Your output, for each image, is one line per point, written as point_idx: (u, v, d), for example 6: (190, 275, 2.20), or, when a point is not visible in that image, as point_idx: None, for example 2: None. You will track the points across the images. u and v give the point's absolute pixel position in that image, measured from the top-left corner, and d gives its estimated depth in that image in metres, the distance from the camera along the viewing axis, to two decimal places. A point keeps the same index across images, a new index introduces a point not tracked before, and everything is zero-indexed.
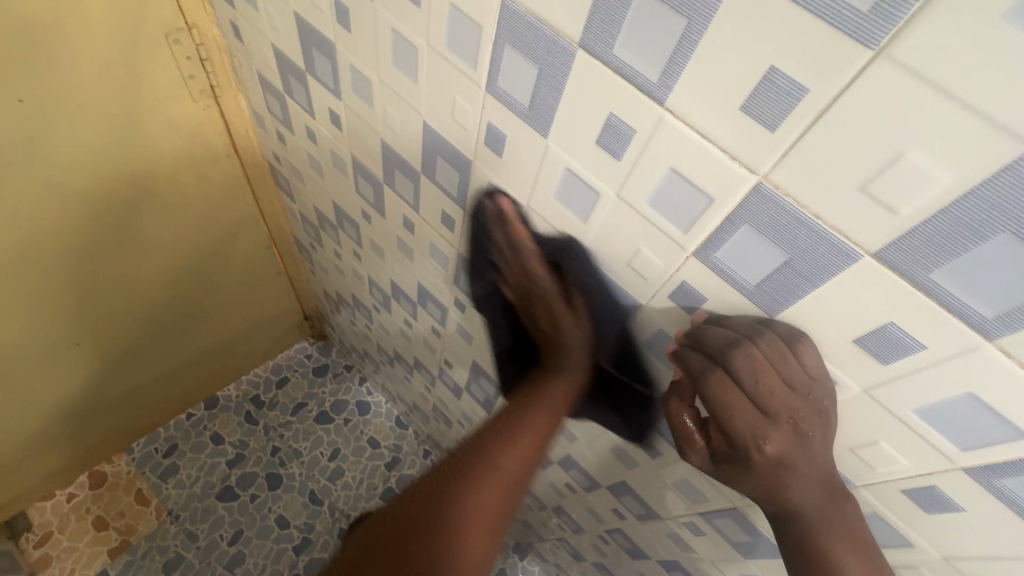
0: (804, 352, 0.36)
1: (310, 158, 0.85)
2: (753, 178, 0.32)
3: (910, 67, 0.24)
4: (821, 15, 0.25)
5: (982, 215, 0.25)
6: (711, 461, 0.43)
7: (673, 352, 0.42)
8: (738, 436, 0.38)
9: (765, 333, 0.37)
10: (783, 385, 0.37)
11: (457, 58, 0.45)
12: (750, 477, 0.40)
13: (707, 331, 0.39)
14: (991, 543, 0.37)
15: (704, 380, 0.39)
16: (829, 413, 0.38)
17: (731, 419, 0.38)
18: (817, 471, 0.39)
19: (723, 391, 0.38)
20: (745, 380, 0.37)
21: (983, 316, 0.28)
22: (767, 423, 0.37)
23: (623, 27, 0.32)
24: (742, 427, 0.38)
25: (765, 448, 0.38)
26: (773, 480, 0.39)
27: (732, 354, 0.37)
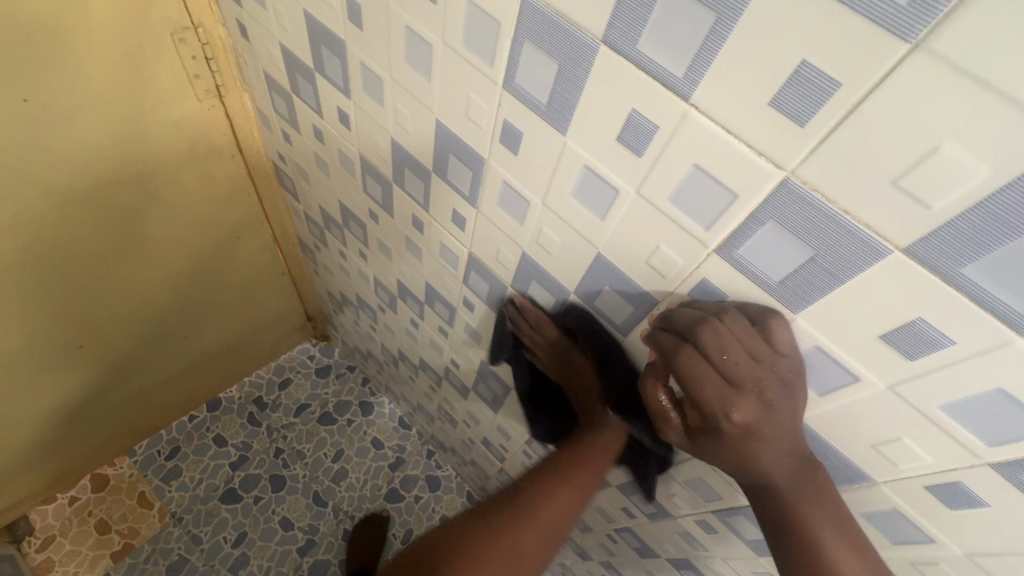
0: (773, 326, 0.38)
1: (316, 158, 0.85)
2: (780, 174, 0.32)
3: (948, 59, 0.23)
4: (857, 9, 0.24)
5: (1017, 210, 0.25)
6: (687, 436, 0.45)
7: (647, 334, 0.44)
8: (708, 407, 0.40)
9: (730, 311, 0.39)
10: (748, 357, 0.38)
11: (474, 55, 0.44)
12: (723, 448, 0.42)
13: (676, 312, 0.42)
14: (1015, 539, 0.37)
15: (671, 357, 0.41)
16: (795, 383, 0.39)
17: (697, 391, 0.40)
18: (786, 439, 0.41)
19: (690, 365, 0.40)
20: (709, 353, 0.39)
21: (1014, 312, 0.28)
22: (734, 393, 0.39)
23: (648, 23, 0.32)
24: (711, 397, 0.40)
25: (734, 417, 0.39)
26: (742, 448, 0.40)
27: (699, 329, 0.39)
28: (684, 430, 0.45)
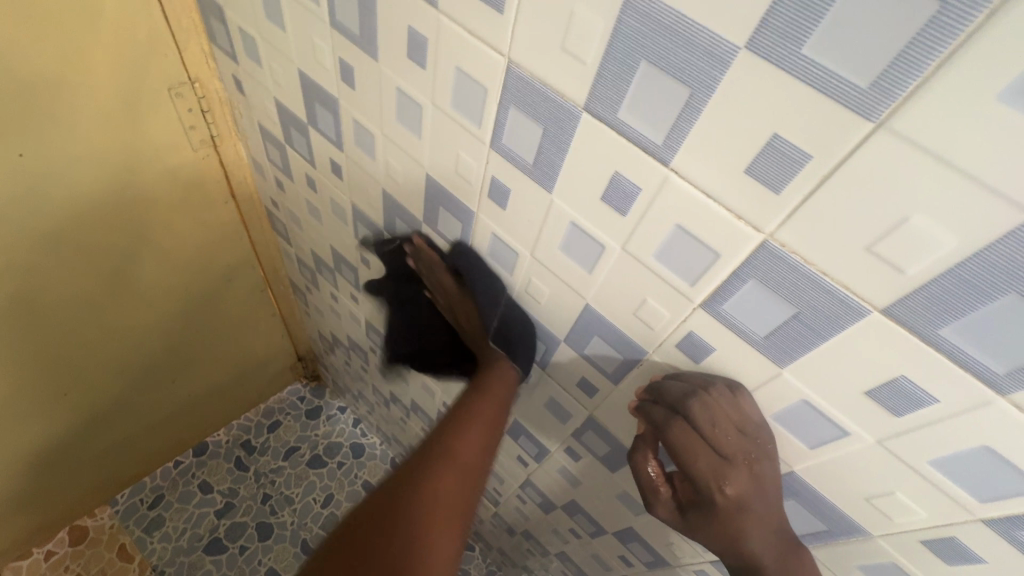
0: (747, 401, 0.41)
1: (309, 205, 0.86)
2: (760, 236, 0.33)
3: (911, 137, 0.25)
4: (822, 90, 0.26)
5: (987, 278, 0.26)
6: (678, 511, 0.46)
7: (637, 406, 0.47)
8: (700, 478, 0.42)
9: (715, 384, 0.41)
10: (737, 430, 0.41)
11: (463, 117, 0.46)
12: (715, 525, 0.43)
13: (666, 385, 0.44)
14: None
15: (666, 428, 0.44)
16: (774, 452, 0.42)
17: (688, 462, 0.43)
18: (772, 516, 0.43)
19: (682, 438, 0.43)
20: (701, 427, 0.41)
21: (994, 372, 0.28)
22: (725, 465, 0.41)
23: (628, 94, 0.33)
24: (703, 470, 0.42)
25: (726, 489, 0.42)
26: (733, 523, 0.42)
27: (691, 403, 0.41)
28: (675, 504, 0.46)
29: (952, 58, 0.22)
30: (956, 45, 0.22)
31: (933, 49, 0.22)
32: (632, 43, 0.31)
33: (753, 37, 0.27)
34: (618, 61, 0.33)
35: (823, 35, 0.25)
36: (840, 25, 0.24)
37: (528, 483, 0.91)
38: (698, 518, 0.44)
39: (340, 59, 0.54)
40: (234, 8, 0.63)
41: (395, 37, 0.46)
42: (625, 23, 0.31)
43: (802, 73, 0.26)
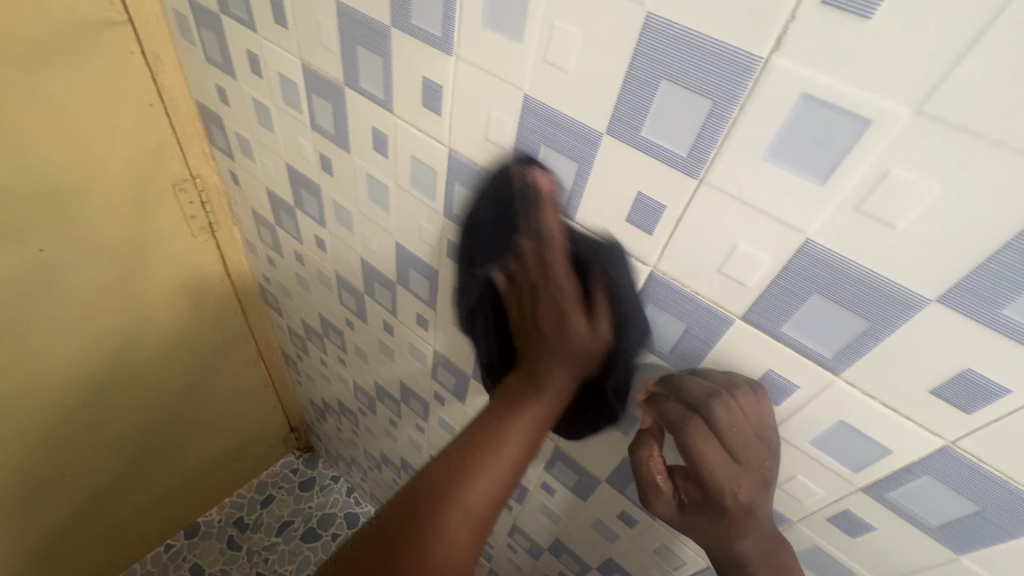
0: (764, 403, 0.40)
1: (297, 278, 0.95)
2: (646, 268, 0.42)
3: (720, 188, 0.34)
4: (660, 159, 0.36)
5: (799, 284, 0.35)
6: (678, 509, 0.46)
7: (650, 401, 0.44)
8: (713, 486, 0.41)
9: (741, 387, 0.40)
10: (754, 435, 0.40)
11: (420, 193, 0.56)
12: (716, 523, 0.44)
13: (687, 383, 0.42)
14: (904, 557, 0.42)
15: (691, 430, 0.40)
16: (779, 453, 0.42)
17: (707, 468, 0.41)
18: (767, 520, 0.44)
19: (697, 441, 0.40)
20: (724, 431, 0.40)
21: (826, 356, 0.36)
22: (740, 471, 0.41)
23: (537, 170, 0.44)
24: (718, 477, 0.41)
25: (738, 494, 0.41)
26: (736, 524, 0.43)
27: (713, 406, 0.39)
28: (676, 504, 0.46)
29: (729, 136, 0.32)
30: (729, 125, 0.32)
31: (716, 129, 0.33)
32: (532, 132, 0.42)
33: (609, 125, 0.37)
34: (525, 147, 0.43)
35: (651, 124, 0.35)
36: (660, 115, 0.34)
37: (515, 528, 0.94)
38: (699, 516, 0.44)
39: (321, 154, 0.65)
40: (232, 117, 0.75)
41: (363, 135, 0.57)
42: (526, 120, 0.42)
43: (645, 148, 0.36)
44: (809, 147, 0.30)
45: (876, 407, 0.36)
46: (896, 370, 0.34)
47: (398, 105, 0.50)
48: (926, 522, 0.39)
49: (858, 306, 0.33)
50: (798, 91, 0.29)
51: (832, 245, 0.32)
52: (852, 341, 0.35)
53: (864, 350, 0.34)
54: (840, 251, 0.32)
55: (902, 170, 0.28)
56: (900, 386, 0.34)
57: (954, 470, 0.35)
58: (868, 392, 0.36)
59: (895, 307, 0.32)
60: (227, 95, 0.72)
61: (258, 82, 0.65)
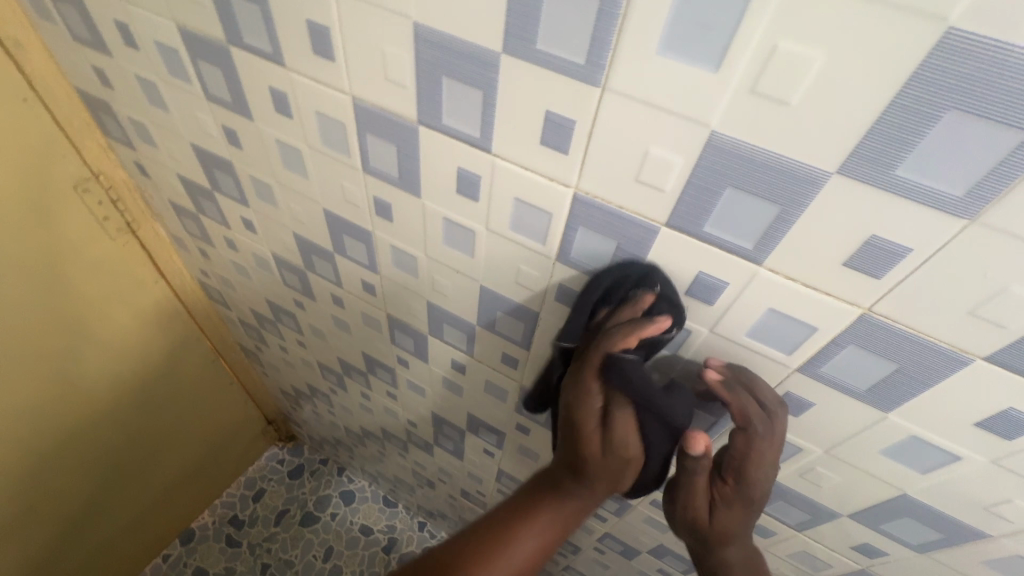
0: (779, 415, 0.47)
1: (236, 266, 0.91)
2: (569, 190, 0.42)
3: (623, 93, 0.34)
4: (560, 72, 0.35)
5: (712, 180, 0.35)
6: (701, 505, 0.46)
7: (725, 391, 0.43)
8: (758, 481, 0.45)
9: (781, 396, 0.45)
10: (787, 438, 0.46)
11: (335, 151, 0.53)
12: (728, 521, 0.47)
13: (755, 379, 0.44)
14: (843, 426, 0.45)
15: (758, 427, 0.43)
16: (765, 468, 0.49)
17: (757, 461, 0.44)
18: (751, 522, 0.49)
19: (759, 437, 0.43)
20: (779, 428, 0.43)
21: (748, 248, 0.37)
22: (776, 468, 0.45)
23: (443, 105, 0.42)
24: (763, 472, 0.44)
25: (767, 489, 0.45)
26: (748, 520, 0.47)
27: (782, 409, 0.43)
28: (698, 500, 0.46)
29: (622, 35, 0.31)
30: (619, 25, 0.31)
31: (608, 32, 0.32)
32: (430, 65, 0.40)
33: (505, 44, 0.35)
34: (426, 81, 0.41)
35: (543, 35, 0.34)
36: (550, 25, 0.33)
37: (502, 472, 0.97)
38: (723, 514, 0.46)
39: (224, 126, 0.61)
40: (120, 101, 0.69)
41: (262, 97, 0.53)
42: (421, 51, 0.39)
43: (544, 63, 0.35)
44: (699, 34, 0.29)
45: (798, 289, 0.38)
46: (810, 248, 0.35)
47: (289, 58, 0.47)
48: (857, 390, 0.41)
49: (769, 192, 0.34)
50: None
51: (736, 134, 0.32)
52: (768, 229, 0.35)
53: (780, 235, 0.35)
54: (743, 138, 0.32)
55: (788, 45, 0.27)
56: (817, 263, 0.35)
57: (874, 335, 0.37)
58: (788, 275, 0.37)
59: (801, 186, 0.32)
60: (108, 77, 0.66)
61: (136, 56, 0.59)
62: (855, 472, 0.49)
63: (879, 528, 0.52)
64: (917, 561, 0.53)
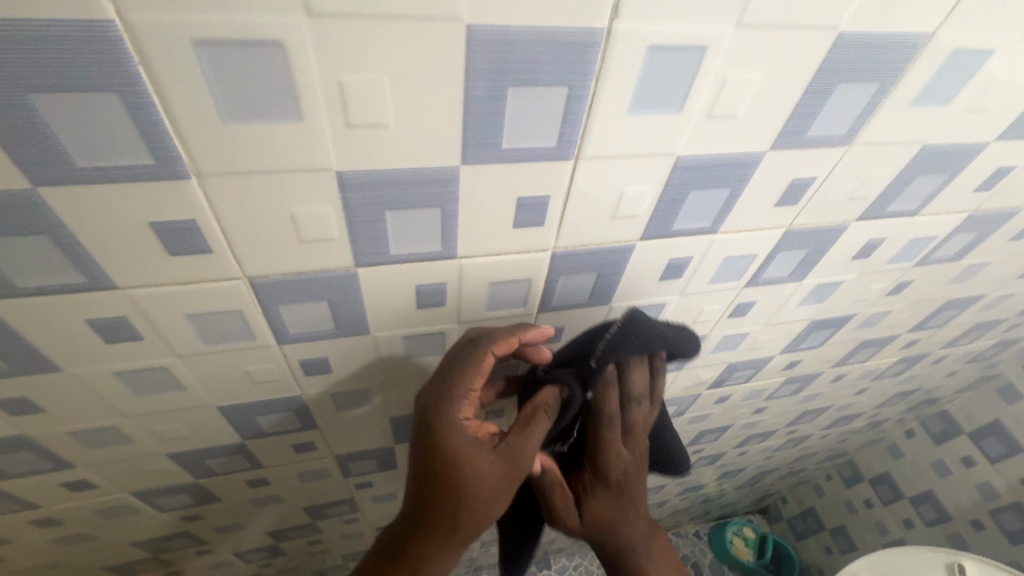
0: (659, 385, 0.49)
1: (59, 541, 0.63)
2: (548, 252, 0.41)
3: (596, 155, 0.34)
4: (531, 159, 0.33)
5: (678, 191, 0.39)
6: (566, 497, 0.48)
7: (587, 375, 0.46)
8: (612, 463, 0.47)
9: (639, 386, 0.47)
10: (640, 423, 0.48)
11: (226, 343, 0.40)
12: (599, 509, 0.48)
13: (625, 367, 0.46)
14: (773, 303, 0.58)
15: (614, 417, 0.47)
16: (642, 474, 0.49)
17: (614, 447, 0.47)
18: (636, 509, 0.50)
19: (613, 417, 0.46)
20: (632, 413, 0.47)
21: (707, 226, 0.43)
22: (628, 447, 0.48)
23: (389, 238, 0.35)
24: (615, 448, 0.47)
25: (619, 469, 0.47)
26: (611, 502, 0.48)
27: (630, 387, 0.46)
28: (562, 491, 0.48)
29: (593, 109, 0.31)
30: (590, 101, 0.30)
31: (578, 111, 0.31)
32: (366, 205, 0.33)
33: (464, 154, 0.31)
34: (363, 223, 0.34)
35: (509, 134, 0.31)
36: (517, 123, 0.30)
37: None
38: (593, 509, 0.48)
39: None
40: None
41: (73, 338, 0.36)
42: (351, 197, 0.32)
43: (512, 157, 0.32)
44: (663, 88, 0.31)
45: (744, 235, 0.46)
46: (752, 205, 0.42)
47: (127, 275, 0.32)
48: (783, 277, 0.54)
49: (721, 182, 0.39)
50: (644, 47, 0.28)
51: (695, 152, 0.36)
52: (722, 206, 0.42)
53: (731, 206, 0.42)
54: (702, 153, 0.36)
55: (735, 73, 0.31)
56: (757, 212, 0.44)
57: (793, 239, 0.48)
58: (737, 230, 0.45)
59: (746, 168, 0.39)
60: None
61: None
62: (780, 326, 0.64)
63: (797, 348, 0.71)
64: (817, 352, 0.74)
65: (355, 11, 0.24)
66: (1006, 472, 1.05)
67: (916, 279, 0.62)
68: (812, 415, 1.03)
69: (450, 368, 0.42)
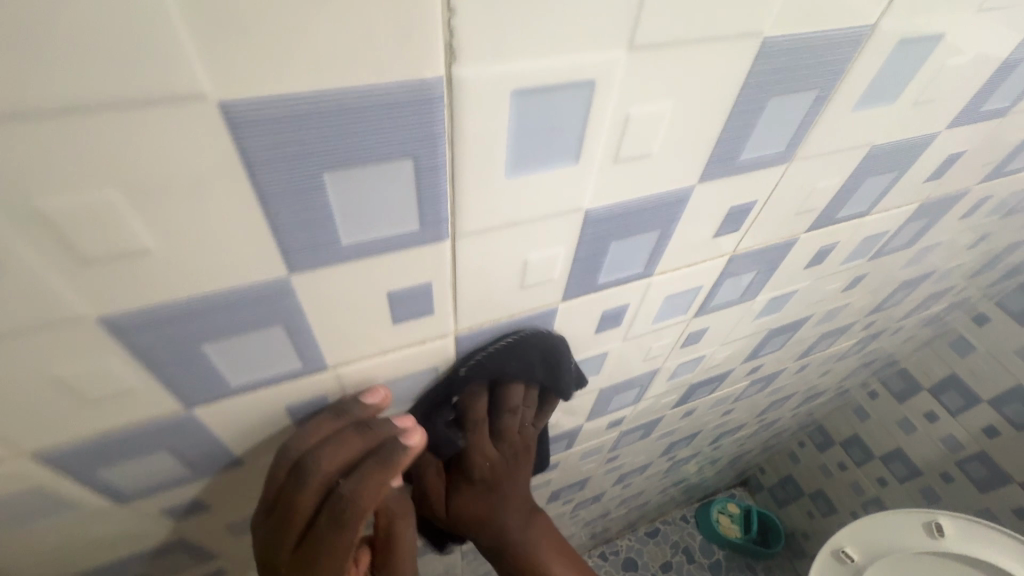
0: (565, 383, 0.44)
1: None
2: (449, 337, 0.33)
3: (479, 228, 0.26)
4: (391, 248, 0.24)
5: (595, 245, 0.31)
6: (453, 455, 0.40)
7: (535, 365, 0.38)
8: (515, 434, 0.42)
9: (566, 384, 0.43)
10: (551, 406, 0.44)
11: (41, 523, 0.30)
12: (494, 468, 0.41)
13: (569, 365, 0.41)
14: (727, 324, 0.52)
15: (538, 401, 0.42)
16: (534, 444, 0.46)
17: (532, 418, 0.43)
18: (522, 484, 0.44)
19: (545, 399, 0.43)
20: (567, 366, 0.38)
21: (640, 271, 0.36)
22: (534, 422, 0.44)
23: (222, 369, 0.26)
24: (528, 422, 0.43)
25: (523, 432, 0.43)
26: (508, 470, 0.42)
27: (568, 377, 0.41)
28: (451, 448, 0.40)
29: (456, 178, 0.22)
30: (450, 172, 0.22)
31: (437, 185, 0.22)
32: (169, 344, 0.24)
33: (290, 261, 0.22)
34: (174, 362, 0.24)
35: (347, 226, 0.22)
36: (353, 213, 0.22)
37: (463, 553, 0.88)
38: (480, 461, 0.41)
39: None
40: None
41: None
42: (139, 339, 0.23)
43: (362, 251, 0.24)
44: (549, 139, 0.23)
45: (683, 272, 0.39)
46: (687, 241, 0.35)
47: None
48: (735, 299, 0.47)
49: (647, 225, 0.32)
50: (506, 93, 0.20)
51: (608, 201, 0.28)
52: (653, 249, 0.34)
53: (663, 247, 0.35)
54: (616, 201, 0.28)
55: (639, 106, 0.24)
56: (694, 247, 0.37)
57: (740, 263, 0.42)
58: (674, 268, 0.38)
59: (673, 206, 0.31)
60: None
61: None
62: (737, 342, 0.58)
63: (757, 355, 0.66)
64: (778, 354, 0.70)
65: (11, 108, 0.14)
66: (970, 423, 0.98)
67: (870, 271, 0.58)
68: (780, 402, 1.00)
69: (310, 553, 0.30)
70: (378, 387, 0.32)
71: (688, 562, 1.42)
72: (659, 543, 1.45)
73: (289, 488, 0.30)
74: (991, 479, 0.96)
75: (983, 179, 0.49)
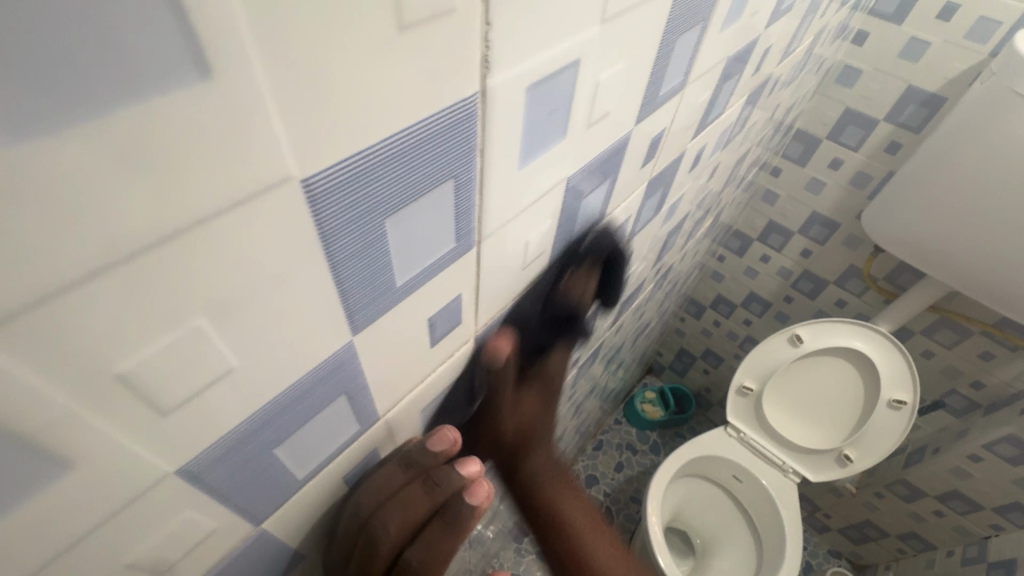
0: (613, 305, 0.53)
1: None
2: (471, 340, 0.33)
3: (496, 226, 0.26)
4: (433, 274, 0.24)
5: (571, 207, 0.33)
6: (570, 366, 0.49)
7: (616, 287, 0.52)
8: None
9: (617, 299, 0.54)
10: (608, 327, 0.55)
11: None
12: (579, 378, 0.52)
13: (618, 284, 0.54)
14: (645, 240, 0.59)
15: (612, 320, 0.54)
16: None
17: None
18: None
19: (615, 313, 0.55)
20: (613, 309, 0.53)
21: (596, 218, 0.39)
22: None
23: (291, 467, 0.24)
24: None
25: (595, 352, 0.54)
26: None
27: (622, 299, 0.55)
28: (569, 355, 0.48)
29: (484, 185, 0.23)
30: (479, 181, 0.22)
31: (470, 197, 0.22)
32: (243, 467, 0.21)
33: (353, 323, 0.21)
34: (248, 481, 0.22)
35: (401, 268, 0.21)
36: (406, 252, 0.21)
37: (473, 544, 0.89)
38: None
39: None
40: None
41: None
42: (216, 473, 0.20)
43: (411, 287, 0.23)
44: (547, 124, 0.24)
45: (622, 206, 0.43)
46: (625, 179, 0.39)
47: None
48: (650, 217, 0.54)
49: (603, 176, 0.35)
50: (521, 91, 0.21)
51: (581, 165, 0.30)
52: (605, 195, 0.38)
53: (611, 191, 0.38)
54: (586, 163, 0.31)
55: (604, 72, 0.26)
56: (629, 182, 0.41)
57: (654, 184, 0.48)
58: (615, 205, 0.42)
59: (618, 153, 0.35)
60: None
61: None
62: (649, 253, 0.66)
63: (660, 258, 0.76)
64: (672, 252, 0.80)
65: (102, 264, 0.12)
66: (792, 252, 0.92)
67: (722, 159, 0.69)
68: None
69: None
70: (445, 430, 0.29)
71: (634, 455, 1.26)
72: (606, 451, 1.27)
73: (362, 552, 0.30)
74: (818, 287, 0.93)
75: (780, 61, 0.61)
